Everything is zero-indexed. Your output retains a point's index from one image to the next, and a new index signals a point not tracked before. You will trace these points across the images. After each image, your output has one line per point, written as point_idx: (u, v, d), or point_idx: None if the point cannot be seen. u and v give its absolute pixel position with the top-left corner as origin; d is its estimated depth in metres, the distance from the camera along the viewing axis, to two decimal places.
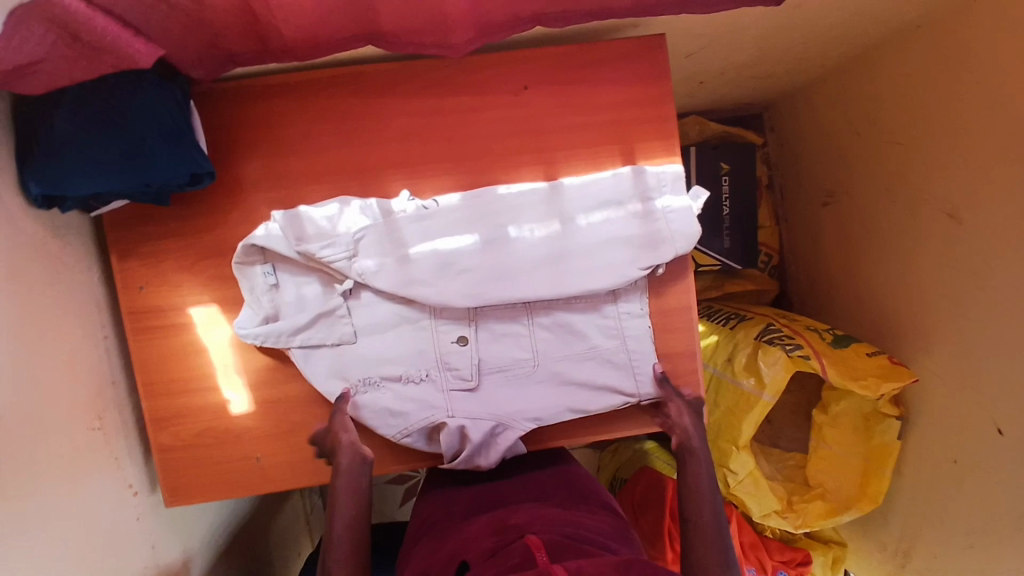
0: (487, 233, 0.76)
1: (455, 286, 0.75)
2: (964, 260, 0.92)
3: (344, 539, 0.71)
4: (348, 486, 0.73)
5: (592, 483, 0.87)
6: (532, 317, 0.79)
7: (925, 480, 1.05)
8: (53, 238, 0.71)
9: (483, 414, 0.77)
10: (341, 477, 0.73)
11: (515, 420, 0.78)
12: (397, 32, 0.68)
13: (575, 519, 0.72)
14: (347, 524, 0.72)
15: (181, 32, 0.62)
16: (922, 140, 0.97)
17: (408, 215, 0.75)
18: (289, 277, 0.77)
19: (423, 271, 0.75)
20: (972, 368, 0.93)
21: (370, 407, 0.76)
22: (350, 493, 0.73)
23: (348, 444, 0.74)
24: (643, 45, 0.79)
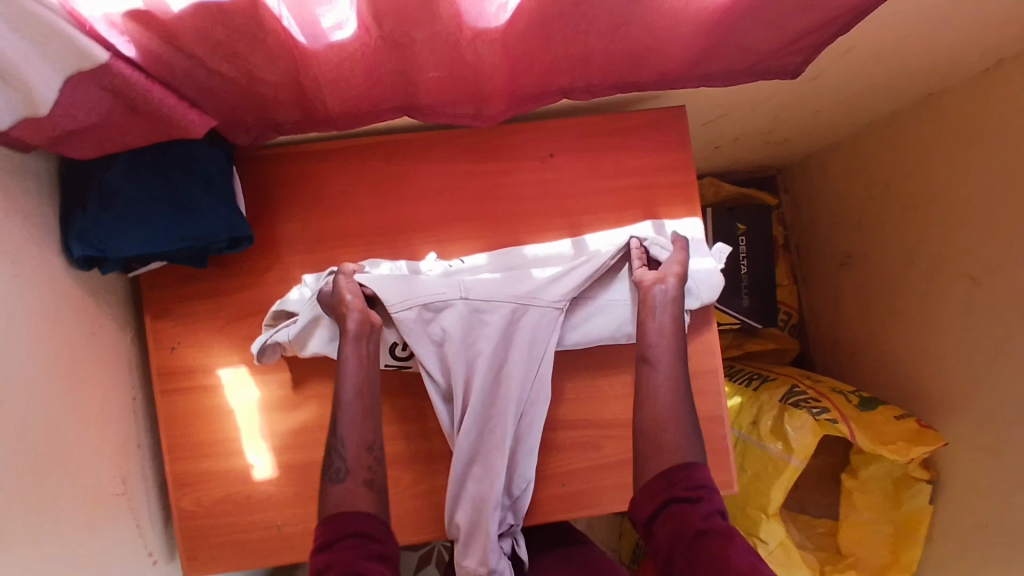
0: (512, 285, 0.77)
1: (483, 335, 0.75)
2: (985, 324, 0.92)
3: (355, 408, 0.68)
4: (356, 360, 0.70)
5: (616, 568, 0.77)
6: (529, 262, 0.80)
7: (957, 549, 1.01)
8: (91, 298, 0.73)
9: (499, 296, 0.75)
10: (351, 348, 0.70)
11: (533, 298, 0.75)
12: (434, 104, 0.71)
13: None
14: (356, 393, 0.69)
15: (231, 107, 0.65)
16: (941, 203, 0.98)
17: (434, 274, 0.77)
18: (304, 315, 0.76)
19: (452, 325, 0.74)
20: (1002, 432, 0.91)
21: (375, 276, 0.74)
22: (358, 366, 0.70)
23: (358, 312, 0.70)
24: (667, 114, 0.83)
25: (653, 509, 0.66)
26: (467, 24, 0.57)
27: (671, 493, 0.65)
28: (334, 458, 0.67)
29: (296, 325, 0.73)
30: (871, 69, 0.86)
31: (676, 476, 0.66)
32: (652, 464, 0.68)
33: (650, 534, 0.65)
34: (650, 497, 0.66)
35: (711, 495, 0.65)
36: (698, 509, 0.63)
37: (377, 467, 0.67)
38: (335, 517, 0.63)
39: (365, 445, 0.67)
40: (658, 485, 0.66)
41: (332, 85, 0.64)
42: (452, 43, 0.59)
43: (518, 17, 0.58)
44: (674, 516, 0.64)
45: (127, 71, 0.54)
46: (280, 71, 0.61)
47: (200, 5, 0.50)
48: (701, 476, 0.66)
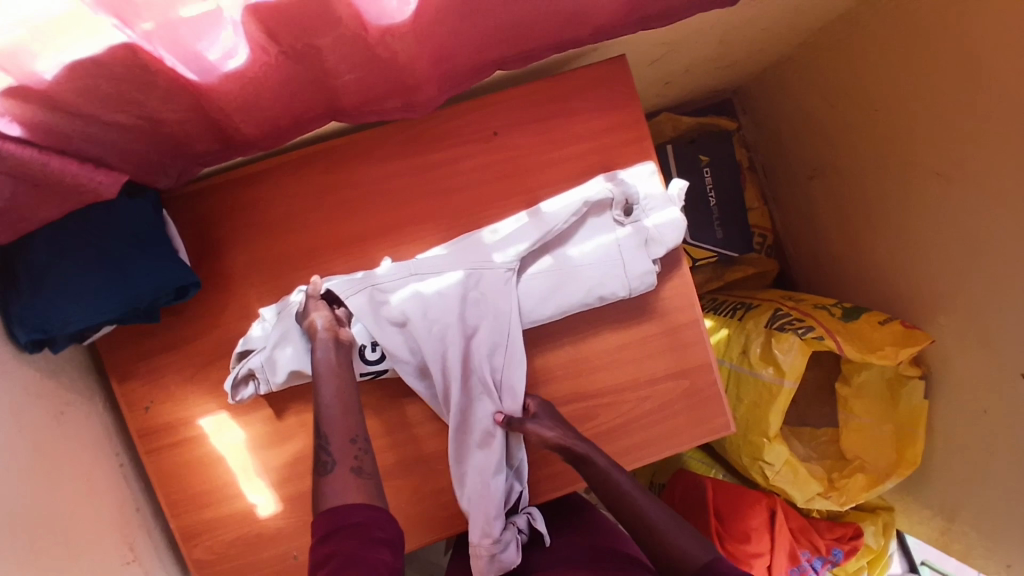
0: (473, 267, 0.74)
1: (448, 318, 0.73)
2: (961, 216, 0.92)
3: (335, 409, 0.65)
4: (329, 363, 0.68)
5: (617, 540, 0.82)
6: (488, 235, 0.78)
7: (961, 434, 1.04)
8: (50, 377, 0.69)
9: (452, 267, 0.74)
10: (322, 354, 0.68)
11: (489, 263, 0.74)
12: (360, 109, 0.66)
13: None
14: (335, 396, 0.65)
15: (142, 154, 0.60)
16: (906, 102, 0.95)
17: (390, 273, 0.74)
18: None
19: (412, 314, 0.73)
20: (991, 319, 0.91)
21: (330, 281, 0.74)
22: (332, 367, 0.67)
23: (326, 324, 0.70)
24: (608, 68, 0.78)
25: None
26: (370, 23, 0.52)
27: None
28: (320, 453, 0.63)
29: (264, 351, 0.71)
30: None
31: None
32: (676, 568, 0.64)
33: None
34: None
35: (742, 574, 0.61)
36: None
37: (365, 457, 0.63)
38: (330, 507, 0.59)
39: (349, 437, 0.64)
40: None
41: (242, 110, 0.59)
42: (360, 43, 0.54)
43: (424, 5, 0.53)
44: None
45: (19, 151, 0.51)
46: (184, 107, 0.56)
47: (75, 64, 0.46)
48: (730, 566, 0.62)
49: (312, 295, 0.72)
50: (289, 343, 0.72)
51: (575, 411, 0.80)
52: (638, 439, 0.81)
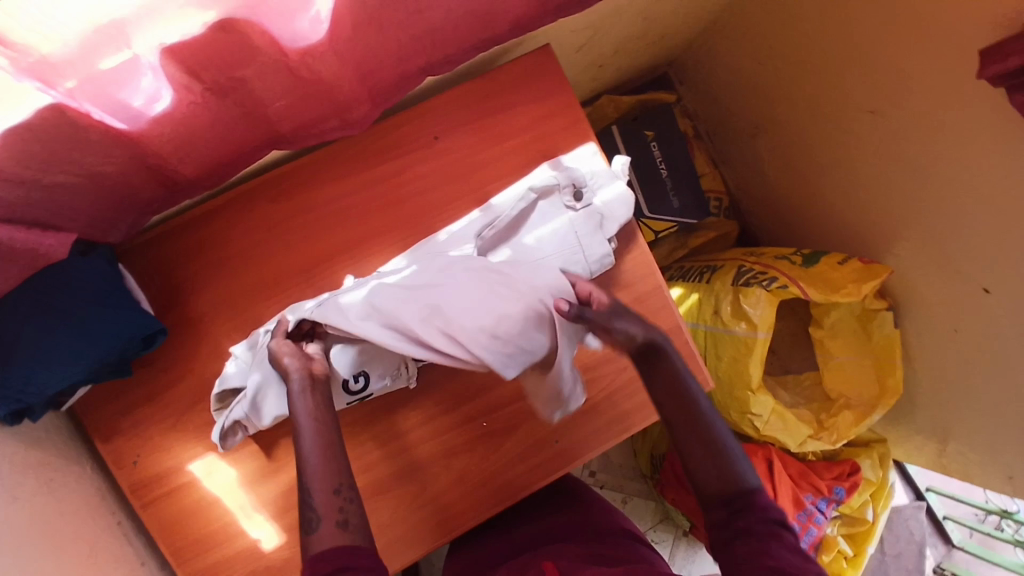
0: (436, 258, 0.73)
1: (421, 283, 0.69)
2: (897, 146, 0.95)
3: (315, 454, 0.60)
4: (306, 404, 0.63)
5: (612, 511, 0.87)
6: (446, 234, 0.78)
7: (935, 356, 1.06)
8: (34, 447, 0.69)
9: (413, 263, 0.74)
10: (298, 395, 0.64)
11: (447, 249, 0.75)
12: (299, 133, 0.67)
13: (602, 551, 0.72)
14: (314, 437, 0.60)
15: (88, 210, 0.61)
16: (829, 46, 0.99)
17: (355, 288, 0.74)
18: None
19: (380, 297, 0.69)
20: (943, 238, 0.95)
21: (296, 314, 0.74)
22: (312, 411, 0.63)
23: (299, 363, 0.67)
24: (535, 59, 0.81)
25: (714, 533, 0.56)
26: (288, 47, 0.53)
27: (728, 525, 0.55)
28: (304, 510, 0.57)
29: (246, 399, 0.71)
30: None
31: (732, 503, 0.56)
32: (716, 485, 0.57)
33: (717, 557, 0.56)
34: (710, 526, 0.57)
35: (770, 510, 0.55)
36: (755, 524, 0.54)
37: (351, 507, 0.57)
38: (315, 557, 0.54)
39: (332, 486, 0.58)
40: (715, 514, 0.57)
41: (179, 152, 0.59)
42: (283, 68, 0.55)
43: (339, 21, 0.54)
44: (728, 534, 0.55)
45: None
46: (120, 158, 0.56)
47: (5, 133, 0.47)
48: (756, 497, 0.56)
49: (279, 336, 0.70)
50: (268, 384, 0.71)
51: None
52: (623, 409, 0.83)
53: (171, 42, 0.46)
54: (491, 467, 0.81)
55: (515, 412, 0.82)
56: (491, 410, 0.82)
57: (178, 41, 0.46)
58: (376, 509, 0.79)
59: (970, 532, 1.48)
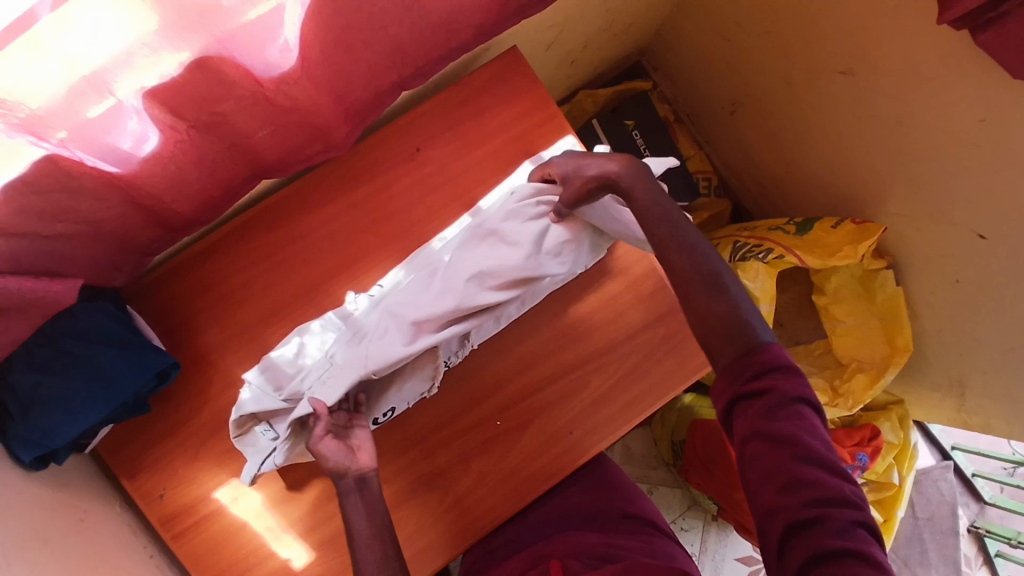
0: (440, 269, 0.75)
1: (446, 287, 0.72)
2: (875, 103, 0.96)
3: (376, 563, 0.65)
4: (361, 511, 0.68)
5: (629, 492, 0.89)
6: (435, 244, 0.80)
7: (939, 310, 1.06)
8: (63, 489, 0.71)
9: (416, 277, 0.76)
10: (352, 505, 0.68)
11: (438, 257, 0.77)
12: (284, 160, 0.69)
13: (614, 542, 0.75)
14: (374, 548, 0.65)
15: (91, 255, 0.63)
16: (794, 14, 1.00)
17: (364, 309, 0.77)
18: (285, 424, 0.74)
19: (405, 311, 0.72)
20: (931, 190, 0.95)
21: (310, 356, 0.76)
22: (365, 516, 0.67)
23: (346, 463, 0.69)
24: (504, 62, 0.83)
25: (725, 403, 0.55)
26: (262, 77, 0.56)
27: (738, 389, 0.54)
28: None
29: (280, 449, 0.72)
30: None
31: (739, 367, 0.55)
32: (725, 346, 0.57)
33: (727, 425, 0.55)
34: (720, 389, 0.56)
35: (784, 386, 0.52)
36: (771, 403, 0.52)
37: None
38: None
39: None
40: (723, 382, 0.56)
41: (171, 191, 0.62)
42: (260, 99, 0.58)
43: (308, 47, 0.56)
44: (745, 419, 0.53)
45: None
46: (115, 202, 0.59)
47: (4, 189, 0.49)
48: (768, 365, 0.54)
49: (316, 433, 0.69)
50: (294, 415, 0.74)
51: (569, 384, 0.84)
52: (631, 394, 0.84)
53: (151, 85, 0.49)
54: (507, 465, 0.82)
55: (526, 407, 0.83)
56: (502, 409, 0.83)
57: (157, 84, 0.49)
58: (400, 518, 0.80)
59: (1001, 487, 1.46)
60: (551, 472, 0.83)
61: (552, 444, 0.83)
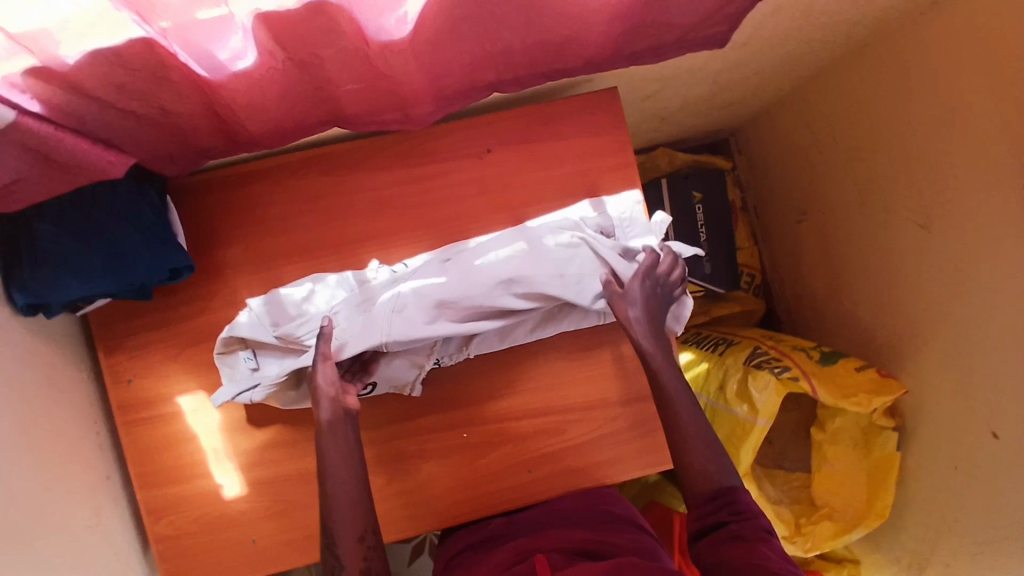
0: (467, 265, 0.75)
1: (478, 283, 0.73)
2: (939, 269, 0.94)
3: (345, 497, 0.67)
4: (338, 446, 0.69)
5: (621, 502, 0.87)
6: (466, 245, 0.79)
7: (929, 488, 1.03)
8: (43, 342, 0.73)
9: (437, 270, 0.75)
10: (329, 440, 0.69)
11: (468, 254, 0.76)
12: (361, 116, 0.70)
13: (602, 542, 0.76)
14: (343, 483, 0.67)
15: (154, 140, 0.64)
16: (892, 154, 0.98)
17: (382, 281, 0.76)
18: (268, 359, 0.75)
19: (429, 293, 0.72)
20: (962, 373, 0.93)
21: (315, 303, 0.76)
22: (344, 459, 0.69)
23: (333, 398, 0.70)
24: (599, 98, 0.83)
25: (699, 526, 0.68)
26: (370, 38, 0.56)
27: (715, 516, 0.68)
28: (329, 556, 0.66)
29: (260, 388, 0.73)
30: (798, 27, 0.86)
31: (720, 501, 0.69)
32: (704, 489, 0.70)
33: (695, 549, 0.68)
34: (697, 516, 0.69)
35: (756, 517, 0.67)
36: (744, 527, 0.65)
37: (374, 556, 0.66)
38: None
39: (358, 536, 0.66)
40: (704, 507, 0.69)
41: (247, 110, 0.63)
42: (361, 56, 0.59)
43: (422, 25, 0.56)
44: (719, 534, 0.66)
45: (37, 126, 0.54)
46: (193, 101, 0.60)
47: (95, 53, 0.50)
48: (743, 502, 0.68)
49: (326, 356, 0.71)
50: (281, 355, 0.75)
51: (545, 424, 0.83)
52: (600, 457, 0.84)
53: (265, 10, 0.50)
54: (458, 477, 0.82)
55: (498, 430, 0.83)
56: (473, 424, 0.83)
57: (272, 11, 0.50)
58: None
59: None
60: (498, 500, 0.82)
61: (506, 475, 0.82)
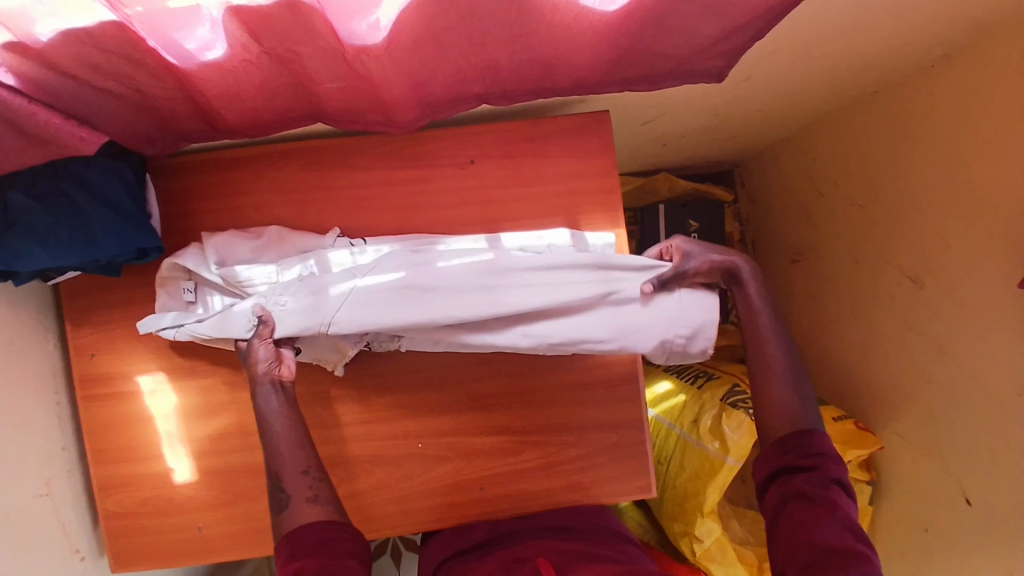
0: (422, 273, 0.72)
1: (444, 296, 0.71)
2: (928, 327, 0.91)
3: (287, 438, 0.67)
4: (275, 405, 0.69)
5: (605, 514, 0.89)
6: (434, 245, 0.78)
7: (897, 547, 1.01)
8: (10, 309, 0.73)
9: (394, 265, 0.73)
10: (266, 400, 0.69)
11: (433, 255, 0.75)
12: (342, 116, 0.69)
13: (589, 549, 0.77)
14: (285, 426, 0.68)
15: (132, 121, 0.65)
16: (891, 203, 0.96)
17: (338, 253, 0.76)
18: (209, 293, 0.77)
19: (391, 294, 0.70)
20: (941, 434, 0.90)
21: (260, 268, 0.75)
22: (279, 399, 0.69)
23: (266, 364, 0.70)
24: (588, 121, 0.82)
25: (769, 473, 0.69)
26: (344, 41, 0.56)
27: (785, 461, 0.68)
28: (276, 491, 0.65)
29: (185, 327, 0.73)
30: (801, 68, 0.85)
31: (793, 443, 0.69)
32: (778, 427, 0.71)
33: (763, 493, 0.69)
34: (767, 462, 0.70)
35: (829, 464, 0.66)
36: (813, 476, 0.65)
37: (321, 485, 0.66)
38: (290, 533, 0.62)
39: (302, 469, 0.66)
40: (775, 451, 0.69)
41: (224, 99, 0.63)
42: (338, 57, 0.58)
43: (399, 32, 0.56)
44: (789, 485, 0.66)
45: (9, 98, 0.55)
46: (171, 85, 0.60)
47: (67, 33, 0.51)
48: (817, 446, 0.67)
49: (260, 334, 0.70)
50: (227, 295, 0.77)
51: (501, 442, 0.83)
52: (552, 482, 0.83)
53: (236, 4, 0.50)
54: (408, 486, 0.82)
55: (454, 444, 0.83)
56: (428, 435, 0.82)
57: (244, 5, 0.50)
58: None
59: None
60: (448, 513, 0.83)
61: (456, 488, 0.83)
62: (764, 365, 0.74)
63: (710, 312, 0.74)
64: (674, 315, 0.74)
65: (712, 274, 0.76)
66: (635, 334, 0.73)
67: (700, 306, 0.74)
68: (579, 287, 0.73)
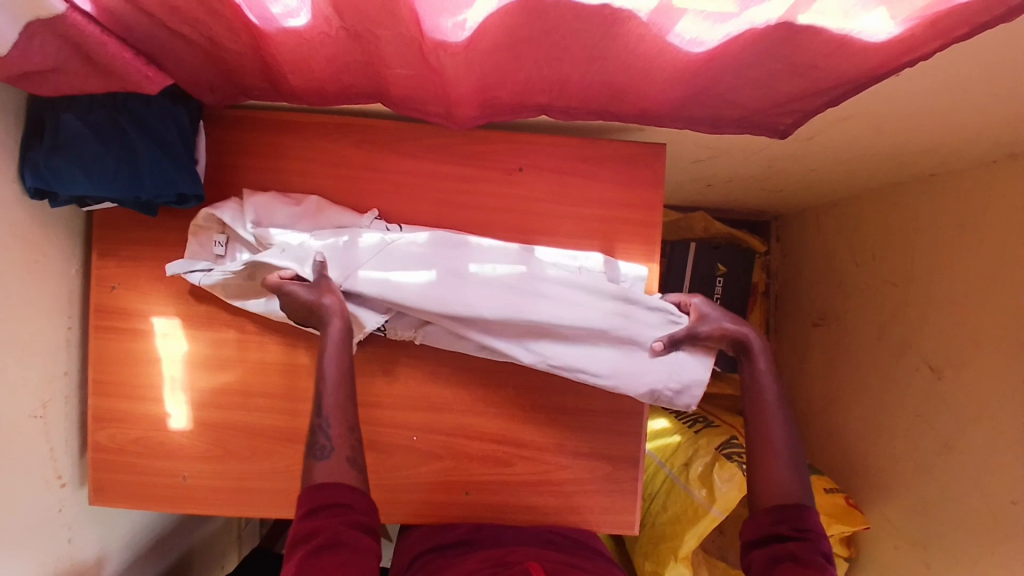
0: (450, 269, 0.74)
1: (473, 296, 0.73)
2: (939, 421, 0.89)
3: (339, 391, 0.68)
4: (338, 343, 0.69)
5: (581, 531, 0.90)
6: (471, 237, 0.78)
7: None
8: (43, 228, 0.74)
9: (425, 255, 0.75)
10: (334, 335, 0.69)
11: (465, 247, 0.76)
12: (404, 102, 0.69)
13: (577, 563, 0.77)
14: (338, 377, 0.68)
15: (197, 69, 0.64)
16: (927, 288, 0.94)
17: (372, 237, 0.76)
18: (239, 249, 0.77)
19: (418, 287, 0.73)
20: (927, 529, 0.89)
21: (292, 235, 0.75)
22: (340, 350, 0.69)
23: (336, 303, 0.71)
24: (644, 152, 0.81)
25: (756, 537, 0.68)
26: (426, 34, 0.55)
27: (776, 530, 0.67)
28: (318, 437, 0.66)
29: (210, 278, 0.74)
30: (868, 139, 0.83)
31: (785, 514, 0.68)
32: (770, 500, 0.69)
33: (748, 557, 0.68)
34: (757, 526, 0.69)
35: (818, 539, 0.65)
36: (802, 549, 0.64)
37: (359, 449, 0.66)
38: (317, 483, 0.63)
39: (348, 426, 0.67)
40: (764, 518, 0.68)
41: (292, 65, 0.62)
42: (414, 46, 0.57)
43: (480, 34, 0.55)
44: (778, 551, 0.65)
45: (83, 23, 0.55)
46: (243, 42, 0.60)
47: None
48: (809, 521, 0.67)
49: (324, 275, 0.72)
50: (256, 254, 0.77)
51: (495, 451, 0.83)
52: (536, 501, 0.83)
53: None
54: (394, 476, 0.82)
55: (448, 442, 0.82)
56: (427, 428, 0.82)
57: None
58: (281, 451, 0.81)
59: None
60: (430, 510, 0.83)
61: (442, 487, 0.82)
62: (765, 451, 0.72)
63: (699, 372, 0.75)
64: (671, 368, 0.76)
65: (722, 341, 0.76)
66: (631, 377, 0.75)
67: (696, 364, 0.76)
68: (593, 316, 0.74)
